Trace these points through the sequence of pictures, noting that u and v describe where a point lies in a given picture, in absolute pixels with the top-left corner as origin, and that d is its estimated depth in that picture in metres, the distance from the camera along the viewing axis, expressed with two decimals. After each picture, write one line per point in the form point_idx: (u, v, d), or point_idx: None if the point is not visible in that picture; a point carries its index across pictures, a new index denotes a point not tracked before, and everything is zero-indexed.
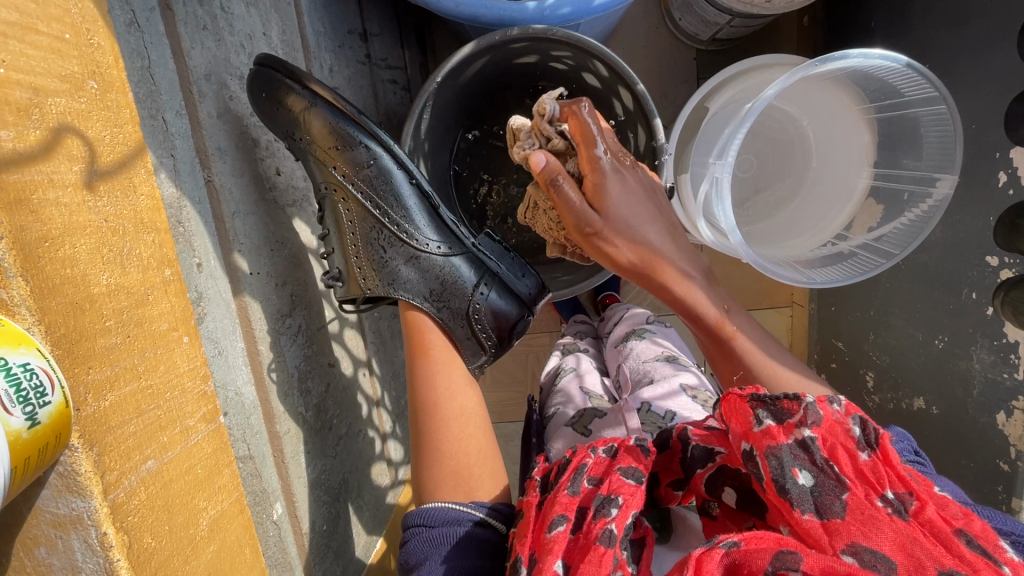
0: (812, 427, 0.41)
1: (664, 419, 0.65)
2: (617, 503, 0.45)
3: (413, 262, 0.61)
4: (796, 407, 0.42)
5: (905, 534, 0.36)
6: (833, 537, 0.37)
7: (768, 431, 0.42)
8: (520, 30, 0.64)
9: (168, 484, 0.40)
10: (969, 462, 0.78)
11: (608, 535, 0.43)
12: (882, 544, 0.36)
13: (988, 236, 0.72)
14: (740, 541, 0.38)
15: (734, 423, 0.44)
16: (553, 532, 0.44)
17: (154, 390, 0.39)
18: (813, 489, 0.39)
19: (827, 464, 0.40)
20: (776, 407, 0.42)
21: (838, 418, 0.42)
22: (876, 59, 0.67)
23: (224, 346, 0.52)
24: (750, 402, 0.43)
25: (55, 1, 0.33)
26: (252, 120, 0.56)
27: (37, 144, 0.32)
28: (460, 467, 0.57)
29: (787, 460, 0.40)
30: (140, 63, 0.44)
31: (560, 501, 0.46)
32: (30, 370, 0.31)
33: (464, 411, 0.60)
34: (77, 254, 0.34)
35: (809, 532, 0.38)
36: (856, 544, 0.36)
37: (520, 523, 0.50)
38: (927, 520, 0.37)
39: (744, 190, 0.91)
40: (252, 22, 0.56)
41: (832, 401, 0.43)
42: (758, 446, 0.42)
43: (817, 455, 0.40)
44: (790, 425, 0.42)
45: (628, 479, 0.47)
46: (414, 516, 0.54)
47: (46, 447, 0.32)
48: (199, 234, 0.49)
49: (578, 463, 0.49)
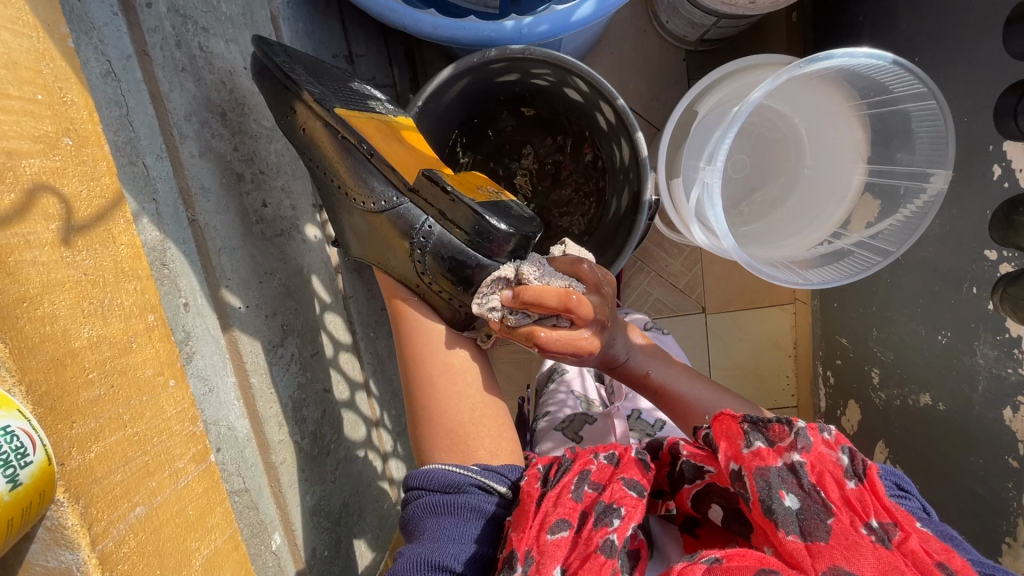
0: (802, 452, 0.42)
1: (653, 426, 0.72)
2: (620, 513, 0.45)
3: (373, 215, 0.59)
4: (787, 433, 0.43)
5: (887, 561, 0.36)
6: (815, 558, 0.37)
7: (758, 453, 0.43)
8: (497, 50, 0.65)
9: (159, 529, 0.41)
10: (978, 459, 0.76)
11: (609, 545, 0.43)
12: (863, 569, 0.36)
13: (985, 229, 0.71)
14: (722, 558, 0.38)
15: (724, 447, 0.45)
16: (555, 535, 0.44)
17: (140, 437, 0.40)
18: (799, 512, 0.40)
19: (814, 490, 0.41)
20: (766, 431, 0.44)
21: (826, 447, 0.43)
22: (862, 58, 0.66)
23: (214, 382, 0.53)
24: (743, 424, 0.45)
25: (26, 64, 0.34)
26: (235, 156, 0.56)
27: (12, 207, 0.33)
28: (455, 428, 0.57)
29: (775, 482, 0.41)
30: (118, 111, 0.45)
31: (564, 504, 0.46)
32: (10, 434, 0.31)
33: (458, 370, 0.60)
34: (57, 310, 0.35)
35: (791, 553, 0.38)
36: (838, 567, 0.36)
37: (515, 518, 0.48)
38: (909, 550, 0.37)
39: (739, 191, 0.90)
40: (232, 57, 0.56)
41: (823, 429, 0.44)
42: (748, 467, 0.43)
43: (805, 480, 0.41)
44: (780, 449, 0.43)
45: (631, 490, 0.47)
46: (413, 478, 0.53)
47: (30, 505, 0.32)
48: (184, 274, 0.50)
49: (581, 468, 0.50)
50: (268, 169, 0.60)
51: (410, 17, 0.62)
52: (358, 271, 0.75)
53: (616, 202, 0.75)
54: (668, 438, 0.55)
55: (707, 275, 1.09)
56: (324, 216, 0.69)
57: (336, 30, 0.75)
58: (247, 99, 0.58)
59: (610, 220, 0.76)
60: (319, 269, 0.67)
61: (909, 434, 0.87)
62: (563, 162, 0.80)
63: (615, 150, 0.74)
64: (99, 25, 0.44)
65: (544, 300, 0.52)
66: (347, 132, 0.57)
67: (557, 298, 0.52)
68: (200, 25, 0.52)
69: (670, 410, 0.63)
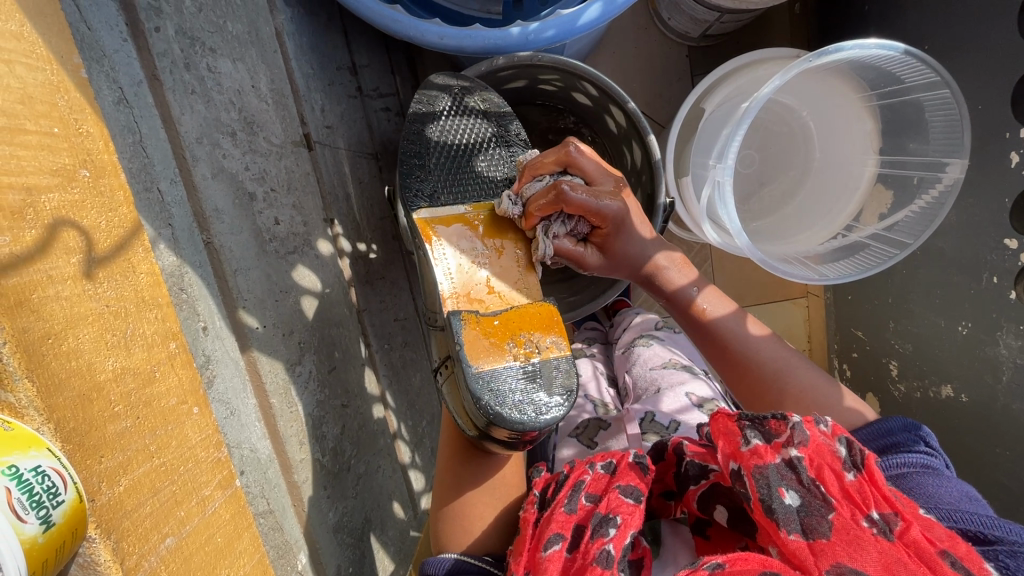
0: (798, 447, 0.41)
1: (668, 428, 0.66)
2: (616, 522, 0.45)
3: (438, 335, 0.56)
4: (783, 427, 0.42)
5: (890, 555, 0.36)
6: (818, 557, 0.37)
7: (755, 450, 0.42)
8: (505, 57, 0.64)
9: (189, 558, 0.40)
10: (1004, 451, 0.75)
11: (605, 555, 0.43)
12: (866, 565, 0.36)
13: (1004, 218, 0.70)
14: (725, 562, 0.38)
15: (722, 445, 0.45)
16: (548, 552, 0.45)
17: (167, 466, 0.40)
18: (800, 509, 0.39)
19: (813, 484, 0.40)
20: (764, 427, 0.43)
21: (824, 439, 0.42)
22: (872, 49, 0.65)
23: (235, 405, 0.53)
24: (739, 421, 0.44)
25: (41, 97, 0.34)
26: (247, 175, 0.55)
27: (34, 243, 0.32)
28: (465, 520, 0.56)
29: (775, 480, 0.41)
30: (131, 138, 0.45)
31: (557, 519, 0.47)
32: (41, 473, 0.31)
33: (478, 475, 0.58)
34: (81, 345, 0.35)
35: (795, 553, 0.38)
36: (842, 565, 0.36)
37: (518, 540, 0.50)
38: (912, 541, 0.36)
39: (748, 186, 0.89)
40: (240, 76, 0.55)
41: (818, 421, 0.43)
42: (746, 465, 0.42)
43: (804, 475, 0.40)
44: (777, 445, 0.42)
45: (627, 497, 0.47)
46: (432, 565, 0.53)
47: (64, 544, 0.32)
48: (202, 297, 0.50)
49: (575, 479, 0.50)
50: (279, 186, 0.59)
51: (415, 28, 0.61)
52: (369, 283, 0.74)
53: None
54: (672, 438, 0.54)
55: (718, 272, 1.08)
56: (335, 230, 0.69)
57: (340, 42, 0.74)
58: (257, 118, 0.57)
59: None
60: (333, 284, 0.66)
61: (931, 427, 0.85)
62: None
63: (626, 153, 0.74)
64: (110, 52, 0.44)
65: (545, 155, 0.57)
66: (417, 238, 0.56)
67: (555, 154, 0.56)
68: (207, 45, 0.52)
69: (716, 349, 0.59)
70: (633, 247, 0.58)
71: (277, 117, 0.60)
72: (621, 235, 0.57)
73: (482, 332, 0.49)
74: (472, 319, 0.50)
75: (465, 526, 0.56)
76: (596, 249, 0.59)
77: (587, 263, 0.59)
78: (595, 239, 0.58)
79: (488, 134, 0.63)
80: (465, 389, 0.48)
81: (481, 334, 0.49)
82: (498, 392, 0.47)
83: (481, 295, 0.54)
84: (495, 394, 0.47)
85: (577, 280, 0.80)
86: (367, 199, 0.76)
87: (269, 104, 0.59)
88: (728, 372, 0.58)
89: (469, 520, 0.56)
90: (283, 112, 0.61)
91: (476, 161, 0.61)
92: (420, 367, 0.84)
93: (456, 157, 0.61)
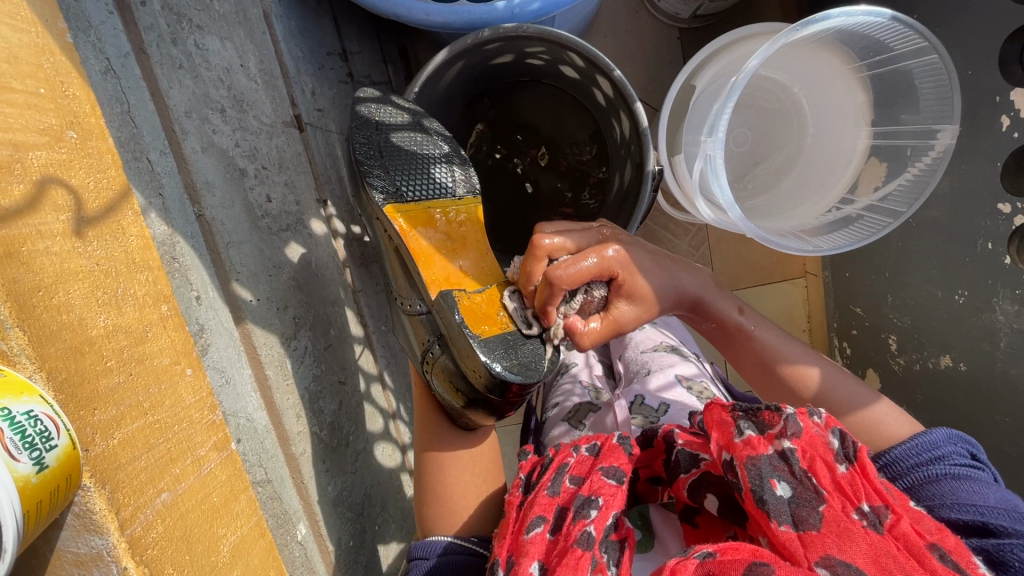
0: (792, 439, 0.42)
1: (657, 412, 0.66)
2: (598, 504, 0.44)
3: (415, 321, 0.58)
4: (776, 419, 0.43)
5: (879, 547, 0.36)
6: (808, 548, 0.37)
7: (748, 441, 0.42)
8: (490, 30, 0.64)
9: (185, 515, 0.42)
10: (1005, 417, 0.75)
11: (587, 537, 0.42)
12: (855, 557, 0.35)
13: (997, 183, 0.70)
14: (715, 552, 0.37)
15: (717, 435, 0.44)
16: (531, 534, 0.44)
17: (162, 424, 0.41)
18: (791, 500, 0.39)
19: (806, 476, 0.40)
20: (757, 419, 0.44)
21: (818, 432, 0.43)
22: (860, 16, 0.64)
23: (230, 374, 0.53)
24: (732, 412, 0.45)
25: (27, 58, 0.35)
26: (238, 152, 0.55)
27: (22, 198, 0.34)
28: (454, 506, 0.58)
29: (767, 470, 0.41)
30: (119, 108, 0.46)
31: (540, 502, 0.46)
32: (34, 417, 0.32)
33: (459, 462, 0.60)
34: (72, 300, 0.36)
35: (784, 544, 0.38)
36: (831, 557, 0.36)
37: (501, 524, 0.49)
38: (901, 533, 0.37)
39: (742, 165, 0.88)
40: (228, 54, 0.56)
41: (812, 413, 0.43)
42: (739, 456, 0.42)
43: (796, 466, 0.41)
44: (770, 436, 0.42)
45: (609, 479, 0.47)
46: (417, 548, 0.55)
47: (58, 489, 0.33)
48: (194, 267, 0.51)
49: (559, 463, 0.50)
50: (271, 164, 0.59)
51: (402, 5, 0.61)
52: (364, 265, 0.75)
53: (620, 176, 0.76)
54: (661, 425, 0.53)
55: (715, 254, 1.07)
56: (328, 211, 0.69)
57: (329, 27, 0.75)
58: (246, 96, 0.58)
59: (614, 194, 0.77)
60: (327, 263, 0.67)
61: (931, 398, 0.85)
62: (574, 148, 0.81)
63: (615, 125, 0.74)
64: (96, 23, 0.45)
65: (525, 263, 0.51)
66: (388, 229, 0.56)
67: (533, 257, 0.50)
68: (194, 22, 0.52)
69: (733, 344, 0.60)
70: (657, 286, 0.54)
71: (266, 96, 0.61)
72: (636, 271, 0.52)
73: (474, 307, 0.52)
74: (462, 296, 0.53)
75: (452, 511, 0.58)
76: (626, 302, 0.53)
77: (631, 317, 0.54)
78: (618, 294, 0.53)
79: (439, 151, 0.61)
80: (458, 352, 0.52)
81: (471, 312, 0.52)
82: (500, 351, 0.50)
83: (459, 278, 0.55)
84: (499, 356, 0.50)
85: None
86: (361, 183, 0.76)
87: (258, 84, 0.60)
88: (737, 363, 0.61)
89: (455, 504, 0.58)
90: (273, 93, 0.62)
91: (427, 168, 0.59)
92: None
93: (398, 157, 0.59)
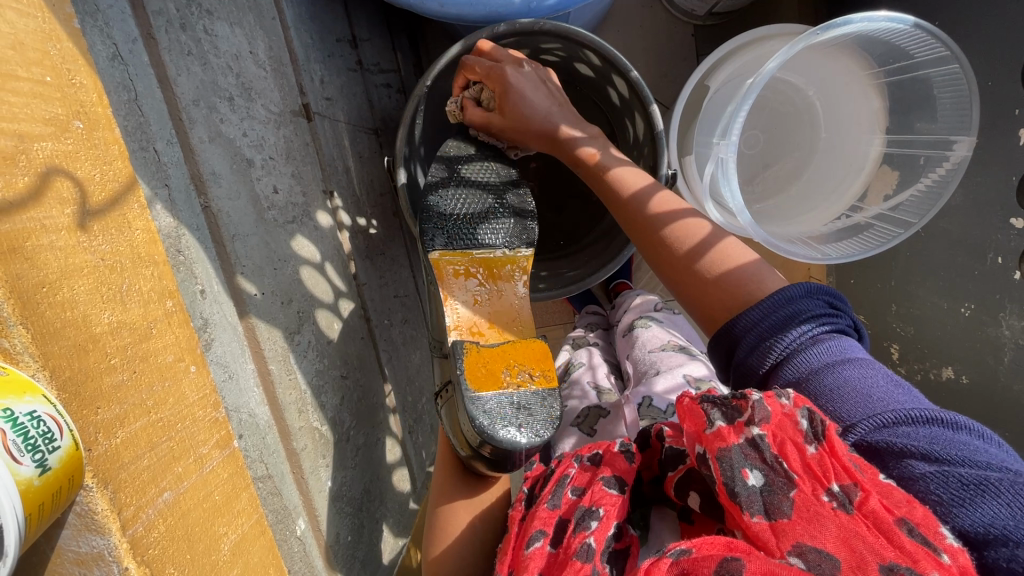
0: (760, 424, 0.38)
1: (665, 413, 0.63)
2: (598, 515, 0.44)
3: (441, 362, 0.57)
4: (744, 405, 0.39)
5: (848, 528, 0.34)
6: (780, 538, 0.35)
7: (719, 432, 0.39)
8: (507, 26, 0.62)
9: (186, 513, 0.42)
10: (1005, 433, 0.74)
11: (586, 549, 0.42)
12: (825, 542, 0.34)
13: (1010, 197, 0.69)
14: (690, 548, 0.36)
15: (688, 426, 0.42)
16: (530, 548, 0.44)
17: (165, 422, 0.40)
18: (762, 489, 0.37)
19: (776, 461, 0.37)
20: (728, 406, 0.40)
21: (787, 411, 0.38)
22: (881, 21, 0.62)
23: (233, 369, 0.53)
24: (702, 403, 0.41)
25: (33, 44, 0.34)
26: (245, 141, 0.54)
27: (26, 190, 0.33)
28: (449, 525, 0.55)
29: (738, 461, 0.38)
30: (126, 96, 0.45)
31: (540, 515, 0.46)
32: (37, 418, 0.31)
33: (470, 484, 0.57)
34: (76, 296, 0.35)
35: (757, 535, 0.36)
36: (802, 544, 0.34)
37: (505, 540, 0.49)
38: (871, 511, 0.34)
39: (752, 167, 0.86)
40: (238, 41, 0.55)
41: (780, 394, 0.39)
42: (710, 449, 0.40)
43: (766, 453, 0.38)
44: (739, 425, 0.39)
45: (610, 488, 0.46)
46: None
47: (61, 490, 0.33)
48: (200, 260, 0.50)
49: (560, 474, 0.49)
50: (278, 155, 0.58)
51: None
52: (369, 257, 0.74)
53: None
54: (655, 423, 0.52)
55: None
56: (335, 203, 0.68)
57: (340, 13, 0.73)
58: (254, 84, 0.56)
59: None
60: (332, 256, 0.66)
61: None
62: None
63: (628, 125, 0.74)
64: (104, 7, 0.44)
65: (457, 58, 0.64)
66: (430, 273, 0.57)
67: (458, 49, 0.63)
68: (204, 7, 0.51)
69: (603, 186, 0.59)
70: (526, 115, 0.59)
71: (275, 84, 0.59)
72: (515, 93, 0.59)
73: (479, 362, 0.51)
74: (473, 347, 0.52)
75: (447, 529, 0.55)
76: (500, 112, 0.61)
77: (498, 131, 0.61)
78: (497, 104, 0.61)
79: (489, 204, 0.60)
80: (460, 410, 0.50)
81: (478, 363, 0.51)
82: (495, 412, 0.48)
83: (481, 329, 0.56)
84: (492, 416, 0.48)
85: (577, 256, 0.80)
86: (367, 174, 0.75)
87: (267, 72, 0.58)
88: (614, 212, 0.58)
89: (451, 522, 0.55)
90: (282, 81, 0.60)
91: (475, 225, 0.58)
92: (419, 345, 0.83)
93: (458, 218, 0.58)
